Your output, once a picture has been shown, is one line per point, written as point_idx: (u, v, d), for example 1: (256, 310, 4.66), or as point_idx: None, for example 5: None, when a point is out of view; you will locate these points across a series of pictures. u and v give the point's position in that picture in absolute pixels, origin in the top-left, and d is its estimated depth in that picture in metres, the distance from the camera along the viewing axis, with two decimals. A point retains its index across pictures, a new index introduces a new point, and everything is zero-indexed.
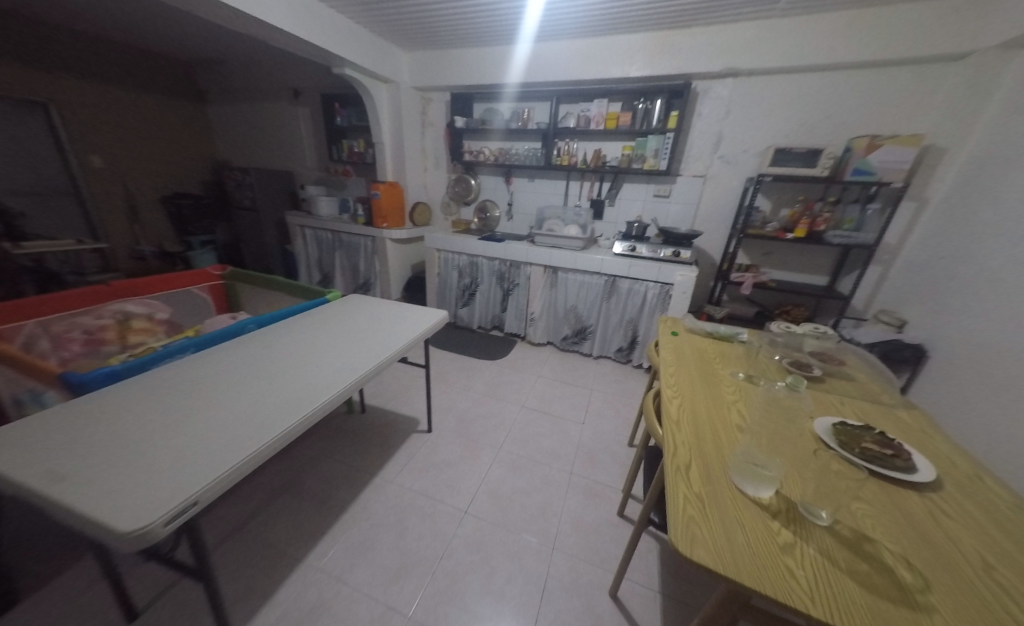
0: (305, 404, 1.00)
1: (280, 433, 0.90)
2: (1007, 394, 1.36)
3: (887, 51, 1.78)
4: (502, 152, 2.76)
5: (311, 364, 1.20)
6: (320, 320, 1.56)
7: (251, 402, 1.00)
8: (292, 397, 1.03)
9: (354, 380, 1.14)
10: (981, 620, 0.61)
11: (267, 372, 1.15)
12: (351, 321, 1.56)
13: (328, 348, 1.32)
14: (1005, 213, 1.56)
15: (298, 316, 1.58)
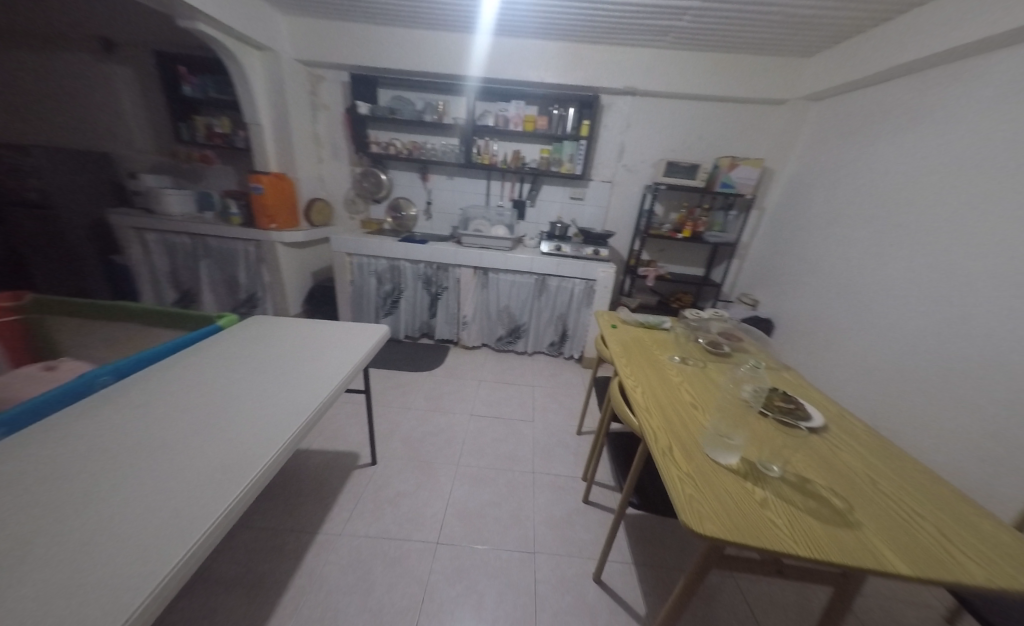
0: (242, 474, 0.77)
1: (213, 524, 0.67)
2: (830, 349, 1.90)
3: (738, 89, 2.27)
4: (415, 145, 2.56)
5: (234, 413, 0.93)
6: (225, 351, 1.21)
7: (153, 487, 0.72)
8: (218, 467, 0.78)
9: (301, 426, 0.92)
10: (882, 522, 0.86)
11: (166, 437, 0.84)
12: (271, 347, 1.26)
13: (250, 388, 1.04)
14: (814, 218, 2.17)
15: (187, 351, 1.19)
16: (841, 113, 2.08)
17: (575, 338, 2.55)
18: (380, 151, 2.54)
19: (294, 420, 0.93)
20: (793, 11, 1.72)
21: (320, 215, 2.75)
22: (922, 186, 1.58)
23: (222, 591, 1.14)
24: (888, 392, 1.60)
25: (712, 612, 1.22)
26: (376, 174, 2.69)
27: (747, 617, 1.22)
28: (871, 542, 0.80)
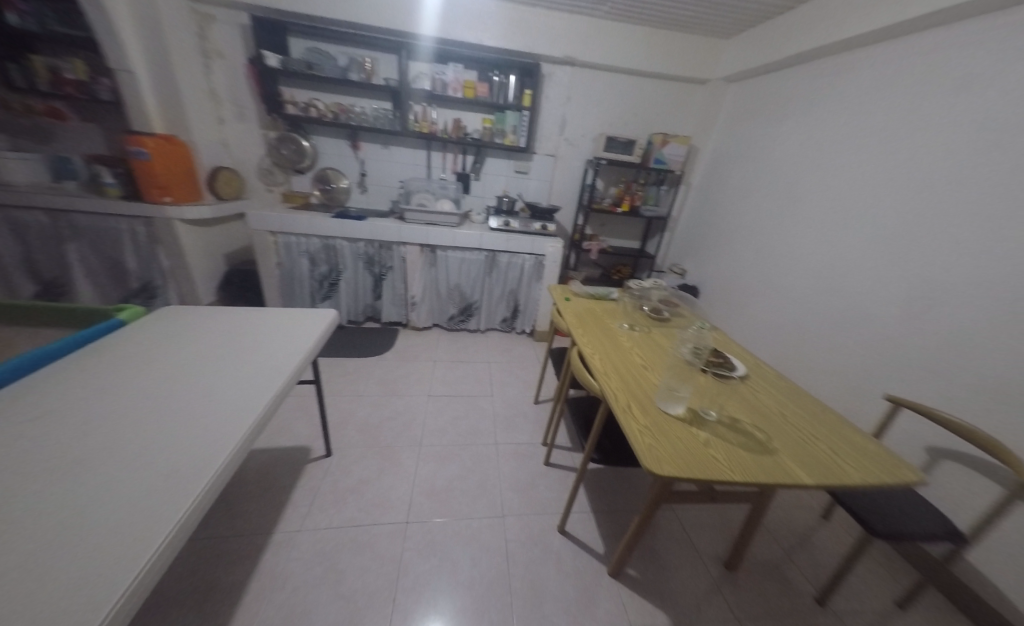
0: (182, 493, 0.67)
1: (152, 556, 0.59)
2: (745, 309, 2.21)
3: (667, 68, 2.38)
4: (341, 108, 2.27)
5: (161, 423, 0.80)
6: (148, 344, 1.06)
7: (85, 507, 0.63)
8: (150, 488, 0.67)
9: (249, 429, 0.82)
10: (793, 446, 1.05)
11: (85, 454, 0.72)
12: (206, 336, 1.12)
13: (178, 391, 0.90)
14: (730, 193, 2.43)
15: (94, 348, 1.00)
16: (753, 96, 2.31)
17: (527, 313, 2.61)
18: (298, 113, 2.22)
19: (251, 409, 0.87)
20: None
21: (230, 187, 2.35)
22: (815, 165, 1.84)
23: (163, 612, 1.03)
24: (787, 343, 1.92)
25: (659, 540, 1.42)
26: (296, 139, 2.37)
27: (686, 538, 1.44)
28: (785, 464, 0.98)
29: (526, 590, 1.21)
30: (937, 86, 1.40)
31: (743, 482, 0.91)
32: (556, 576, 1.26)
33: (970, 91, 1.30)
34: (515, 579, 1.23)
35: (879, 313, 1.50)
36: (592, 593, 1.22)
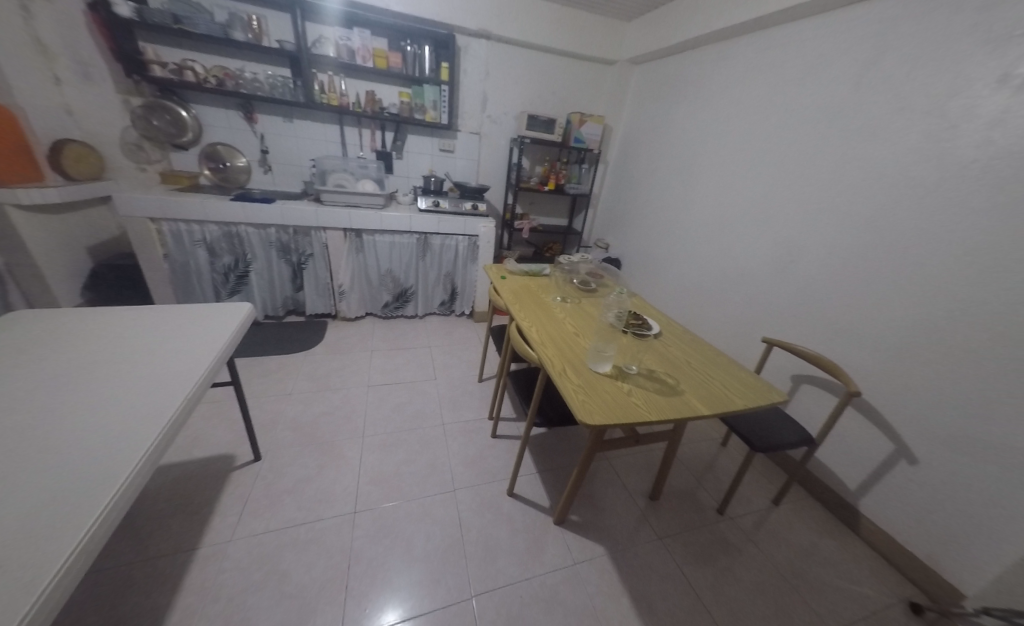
0: (104, 483, 0.65)
1: (89, 530, 0.60)
2: (659, 276, 2.47)
3: (578, 48, 2.48)
4: (227, 73, 1.97)
5: (29, 454, 0.68)
6: (24, 347, 0.93)
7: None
8: (73, 475, 0.66)
9: (153, 445, 0.73)
10: (696, 386, 1.25)
11: None
12: (100, 335, 1.00)
13: (50, 414, 0.76)
14: (641, 171, 2.65)
15: None
16: (656, 78, 2.50)
17: (465, 294, 2.62)
18: (169, 77, 1.87)
19: (176, 393, 0.85)
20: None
21: (85, 166, 1.90)
22: (706, 145, 2.09)
23: None
24: (692, 304, 2.21)
25: (595, 486, 1.59)
26: (171, 108, 2.00)
27: (618, 481, 1.63)
28: (691, 402, 1.16)
29: (480, 551, 1.28)
30: (790, 75, 1.65)
31: (658, 420, 1.07)
32: (508, 534, 1.35)
33: (811, 80, 1.57)
34: (468, 543, 1.30)
35: (758, 271, 1.80)
36: (541, 542, 1.34)
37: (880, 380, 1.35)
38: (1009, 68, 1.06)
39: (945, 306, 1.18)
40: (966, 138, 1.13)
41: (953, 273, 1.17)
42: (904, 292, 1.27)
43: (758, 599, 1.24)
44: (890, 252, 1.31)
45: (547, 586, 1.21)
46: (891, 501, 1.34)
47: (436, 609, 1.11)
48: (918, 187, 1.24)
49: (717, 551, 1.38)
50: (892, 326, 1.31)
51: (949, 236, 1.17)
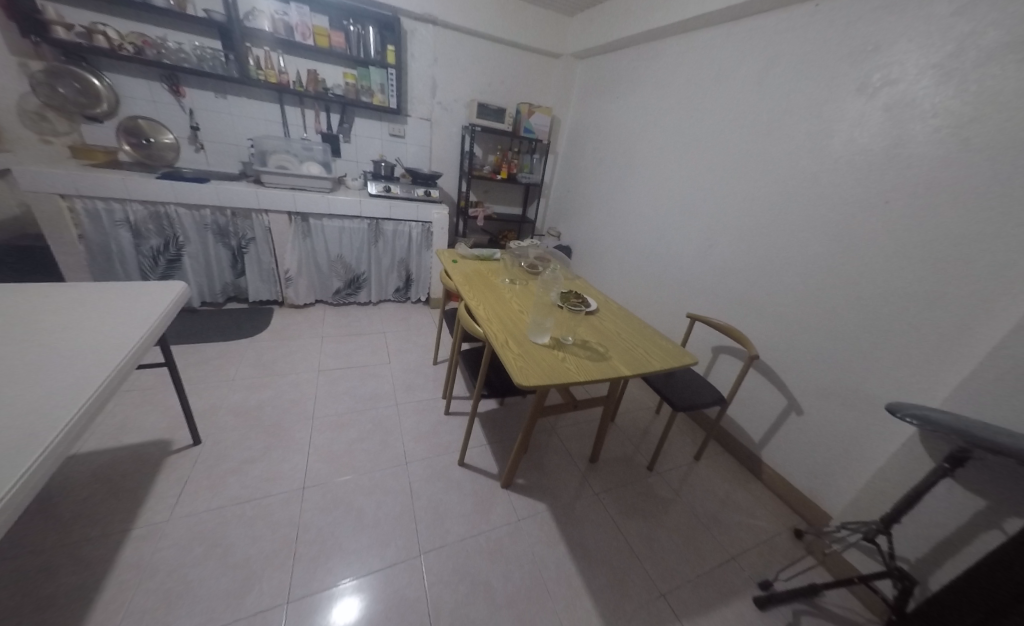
0: (22, 453, 0.65)
1: (7, 494, 0.60)
2: (605, 262, 2.64)
3: (524, 39, 2.55)
4: (146, 41, 1.83)
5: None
6: None
7: None
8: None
9: (69, 424, 0.72)
10: (624, 352, 1.40)
11: None
12: (8, 315, 0.95)
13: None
14: (587, 162, 2.79)
15: None
16: (598, 73, 2.63)
17: (420, 281, 2.64)
18: (76, 41, 1.70)
19: (100, 371, 0.84)
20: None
21: None
22: (643, 139, 2.26)
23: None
24: (633, 287, 2.39)
25: (541, 453, 1.72)
26: (79, 76, 1.82)
27: (563, 448, 1.77)
28: (617, 365, 1.31)
29: (429, 515, 1.36)
30: (709, 78, 1.84)
31: (586, 381, 1.20)
32: (456, 498, 1.44)
33: (725, 83, 1.76)
34: (419, 509, 1.38)
35: (686, 255, 1.99)
36: (487, 504, 1.44)
37: (777, 346, 1.58)
38: (867, 78, 1.26)
39: (822, 281, 1.41)
40: (838, 138, 1.35)
41: (828, 252, 1.39)
42: (795, 270, 1.49)
43: (676, 537, 1.42)
44: (784, 236, 1.53)
45: (491, 540, 1.32)
46: (784, 448, 1.59)
47: (385, 567, 1.18)
48: (804, 180, 1.45)
49: (645, 501, 1.55)
50: (787, 300, 1.53)
51: (824, 222, 1.39)
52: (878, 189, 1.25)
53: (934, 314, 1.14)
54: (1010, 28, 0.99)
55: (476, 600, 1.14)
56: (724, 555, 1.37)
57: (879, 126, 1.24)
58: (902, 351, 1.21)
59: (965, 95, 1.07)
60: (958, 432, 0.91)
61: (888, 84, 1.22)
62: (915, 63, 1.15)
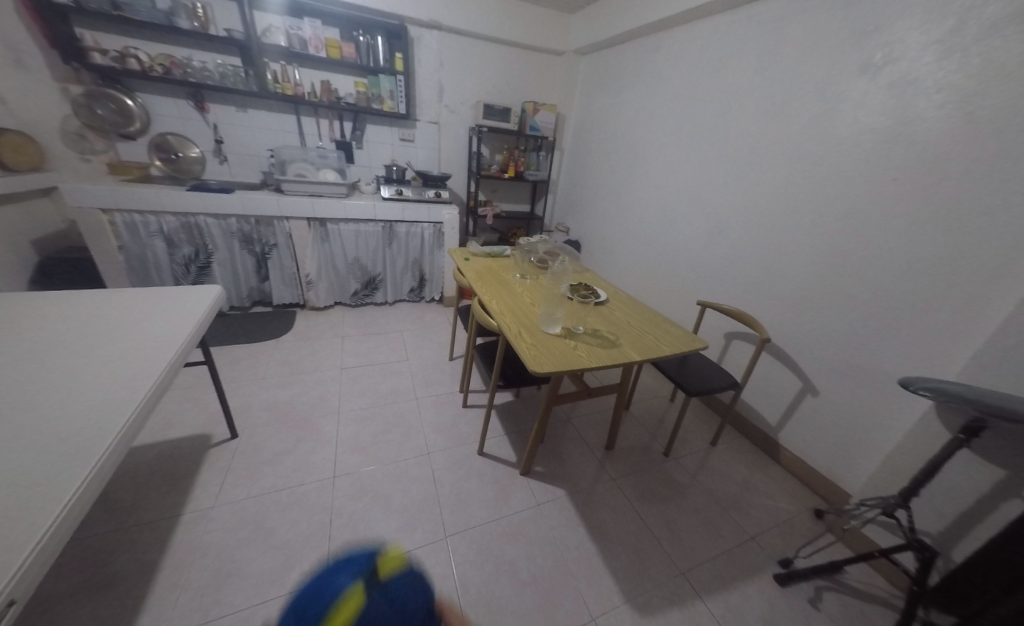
0: (100, 435, 0.74)
1: (94, 467, 0.69)
2: (615, 254, 2.66)
3: (527, 39, 2.59)
4: (173, 61, 1.94)
5: (5, 425, 0.73)
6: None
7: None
8: (66, 432, 0.74)
9: (136, 413, 0.80)
10: (634, 339, 1.44)
11: None
12: (72, 318, 1.05)
13: (19, 394, 0.80)
14: (593, 156, 2.81)
15: None
16: (601, 69, 2.66)
17: (434, 281, 2.72)
18: (110, 65, 1.82)
19: (155, 366, 0.93)
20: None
21: (23, 155, 1.79)
22: (648, 131, 2.28)
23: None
24: (643, 278, 2.41)
25: (557, 442, 1.77)
26: (115, 98, 1.96)
27: (579, 437, 1.81)
28: (628, 352, 1.35)
29: (453, 501, 1.42)
30: (711, 66, 1.86)
31: (597, 366, 1.24)
32: (478, 484, 1.50)
33: (728, 70, 1.77)
34: (442, 495, 1.43)
35: (695, 243, 2.01)
36: (508, 490, 1.49)
37: (789, 329, 1.59)
38: (869, 57, 1.27)
39: (832, 262, 1.42)
40: (843, 119, 1.35)
41: (839, 233, 1.39)
42: (805, 253, 1.50)
43: (694, 520, 1.44)
44: (792, 219, 1.54)
45: (513, 523, 1.37)
46: (800, 430, 1.60)
47: (413, 549, 1.24)
48: (810, 161, 1.46)
49: (662, 486, 1.58)
50: (797, 283, 1.54)
51: (833, 203, 1.40)
52: (885, 168, 1.26)
53: (946, 288, 1.14)
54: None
55: (501, 578, 1.20)
56: (744, 536, 1.39)
57: (884, 104, 1.25)
58: (916, 326, 1.21)
59: (968, 69, 1.07)
60: (972, 402, 0.91)
61: (891, 62, 1.22)
62: (917, 40, 1.16)
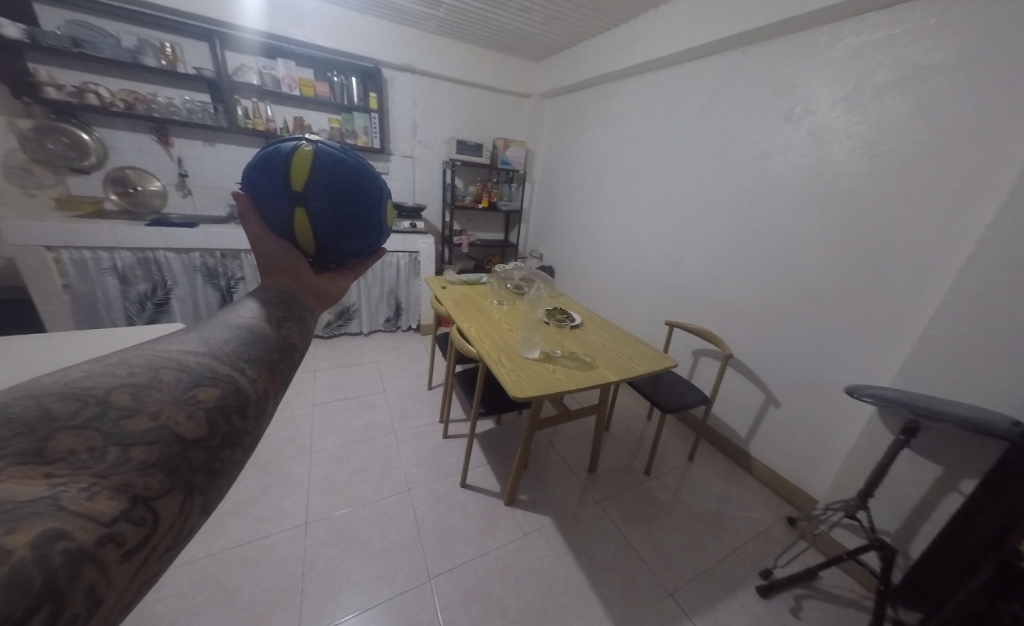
0: None
1: None
2: (586, 279, 2.78)
3: (496, 82, 2.77)
4: (138, 97, 1.91)
5: None
6: None
7: None
8: None
9: None
10: (609, 360, 1.50)
11: None
12: (20, 347, 0.95)
13: None
14: (561, 187, 2.98)
15: None
16: (565, 110, 2.87)
17: (410, 309, 2.72)
18: (67, 100, 1.76)
19: None
20: (514, 25, 2.24)
21: None
22: (610, 165, 2.46)
23: None
24: (614, 301, 2.52)
25: (540, 468, 1.76)
26: (69, 131, 1.87)
27: (561, 462, 1.82)
28: (604, 373, 1.40)
29: (435, 539, 1.37)
30: (662, 112, 2.06)
31: (575, 389, 1.28)
32: (461, 519, 1.46)
33: (675, 115, 1.98)
34: (424, 533, 1.38)
35: (658, 267, 2.15)
36: (493, 522, 1.46)
37: (747, 346, 1.72)
38: (790, 109, 1.48)
39: (778, 284, 1.57)
40: (775, 160, 1.54)
41: (781, 258, 1.55)
42: (755, 276, 1.65)
43: (677, 537, 1.47)
44: (740, 246, 1.71)
45: (499, 558, 1.33)
46: (768, 440, 1.69)
47: (395, 595, 1.18)
48: (751, 195, 1.64)
49: (645, 505, 1.60)
50: (749, 303, 1.69)
51: (775, 232, 1.57)
52: (813, 201, 1.43)
53: (875, 304, 1.29)
54: (894, 69, 1.20)
55: (490, 618, 1.15)
56: (725, 550, 1.43)
57: (807, 147, 1.43)
58: (853, 340, 1.36)
59: (868, 122, 1.26)
60: (910, 406, 1.01)
61: (808, 113, 1.43)
62: (826, 97, 1.36)
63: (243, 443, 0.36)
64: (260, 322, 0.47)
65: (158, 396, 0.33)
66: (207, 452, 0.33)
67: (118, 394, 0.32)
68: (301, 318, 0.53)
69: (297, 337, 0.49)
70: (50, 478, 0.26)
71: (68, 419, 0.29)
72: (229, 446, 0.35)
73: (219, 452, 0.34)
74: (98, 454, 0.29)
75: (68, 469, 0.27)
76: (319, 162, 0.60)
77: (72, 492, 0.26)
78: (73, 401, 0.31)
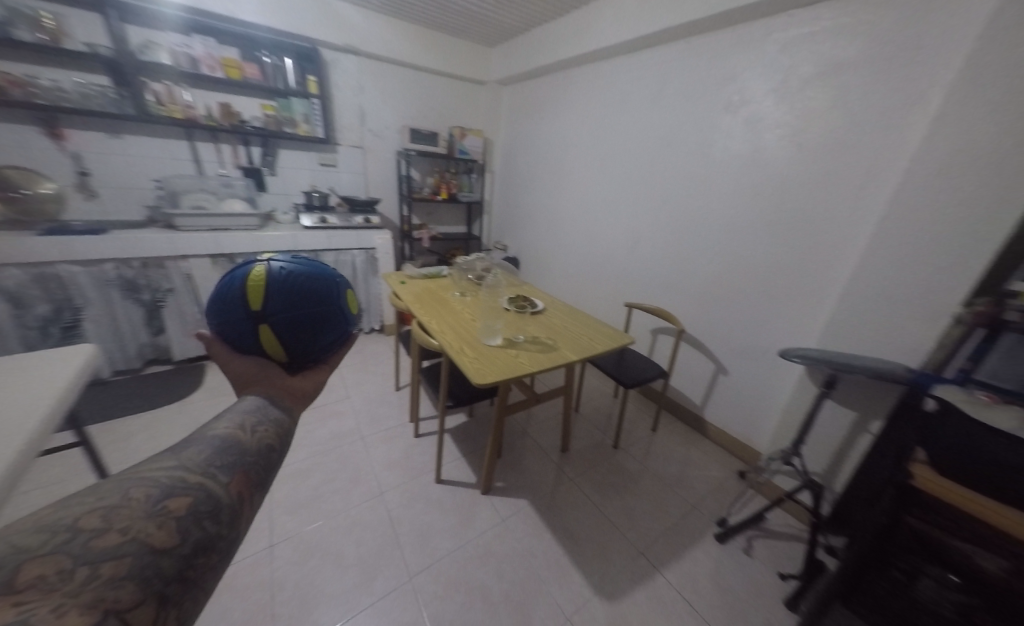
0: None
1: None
2: (549, 268, 2.83)
3: (449, 64, 2.66)
4: (10, 79, 1.59)
5: None
6: None
7: None
8: None
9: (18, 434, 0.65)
10: (570, 341, 1.56)
11: None
12: None
13: None
14: (521, 175, 2.97)
15: None
16: (521, 97, 2.86)
17: (371, 309, 2.63)
18: None
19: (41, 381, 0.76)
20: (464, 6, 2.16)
21: None
22: (566, 153, 2.51)
23: None
24: (575, 289, 2.62)
25: (516, 455, 1.82)
26: None
27: (535, 446, 1.89)
28: (565, 353, 1.46)
29: (413, 538, 1.37)
30: (615, 100, 2.12)
31: (536, 371, 1.32)
32: (438, 514, 1.47)
33: (625, 103, 2.06)
34: (401, 534, 1.38)
35: (616, 254, 2.25)
36: (470, 513, 1.49)
37: (698, 324, 1.88)
38: (729, 99, 1.59)
39: (722, 266, 1.72)
40: (717, 148, 1.66)
41: (723, 242, 1.70)
42: (705, 260, 1.78)
43: (646, 502, 1.60)
44: (686, 232, 1.85)
45: (479, 546, 1.37)
46: (718, 405, 1.88)
47: (375, 600, 1.18)
48: (697, 181, 1.76)
49: (615, 476, 1.72)
50: (696, 285, 1.85)
51: (718, 217, 1.70)
52: (747, 189, 1.58)
53: (800, 279, 1.47)
54: (814, 64, 1.34)
55: (472, 604, 1.19)
56: (687, 505, 1.59)
57: (744, 137, 1.56)
58: (783, 312, 1.54)
59: (795, 113, 1.40)
60: (828, 363, 1.18)
61: (744, 103, 1.55)
62: (759, 88, 1.49)
63: (219, 547, 0.34)
64: (230, 432, 0.45)
65: (128, 513, 0.32)
66: (182, 560, 0.32)
67: (86, 518, 0.31)
68: (278, 425, 0.49)
69: (273, 437, 0.47)
70: (21, 603, 0.24)
71: (36, 549, 0.28)
72: (205, 552, 0.33)
73: (193, 559, 0.32)
74: (69, 574, 0.27)
75: (40, 592, 0.25)
76: (274, 274, 0.56)
77: (43, 610, 0.24)
78: (36, 534, 0.29)
